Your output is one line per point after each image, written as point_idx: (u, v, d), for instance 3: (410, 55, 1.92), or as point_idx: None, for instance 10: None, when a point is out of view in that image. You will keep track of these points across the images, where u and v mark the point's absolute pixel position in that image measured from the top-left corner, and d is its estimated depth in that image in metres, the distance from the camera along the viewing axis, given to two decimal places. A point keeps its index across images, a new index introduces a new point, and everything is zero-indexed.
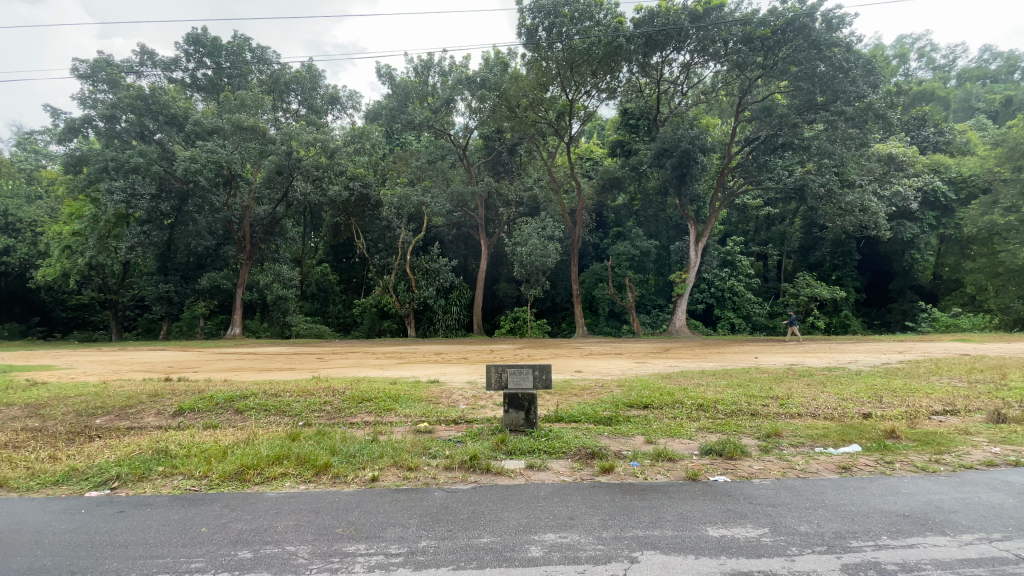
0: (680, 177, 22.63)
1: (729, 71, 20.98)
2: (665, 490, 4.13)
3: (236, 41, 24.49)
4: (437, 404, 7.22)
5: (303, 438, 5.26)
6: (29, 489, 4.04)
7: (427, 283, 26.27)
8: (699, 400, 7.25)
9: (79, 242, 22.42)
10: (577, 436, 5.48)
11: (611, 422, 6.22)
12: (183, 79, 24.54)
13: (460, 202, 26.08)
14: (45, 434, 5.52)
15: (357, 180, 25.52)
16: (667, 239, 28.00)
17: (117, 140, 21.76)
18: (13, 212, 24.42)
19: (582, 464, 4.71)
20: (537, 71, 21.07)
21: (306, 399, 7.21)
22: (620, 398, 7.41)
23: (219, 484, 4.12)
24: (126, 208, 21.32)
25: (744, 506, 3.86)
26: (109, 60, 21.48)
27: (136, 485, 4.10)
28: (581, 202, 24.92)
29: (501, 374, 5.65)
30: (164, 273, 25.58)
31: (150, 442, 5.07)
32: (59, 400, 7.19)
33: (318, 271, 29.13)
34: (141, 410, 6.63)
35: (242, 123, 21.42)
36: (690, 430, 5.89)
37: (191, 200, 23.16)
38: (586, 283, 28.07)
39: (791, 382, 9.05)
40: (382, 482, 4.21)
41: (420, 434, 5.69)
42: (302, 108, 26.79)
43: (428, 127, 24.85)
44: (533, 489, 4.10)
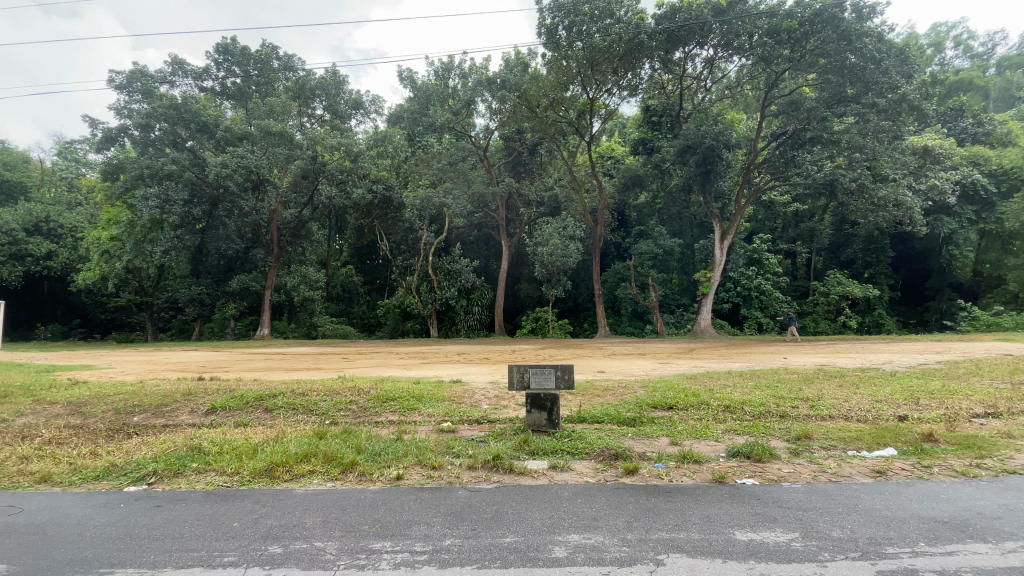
0: (704, 174, 22.22)
1: (754, 65, 20.61)
2: (691, 493, 4.07)
3: (264, 49, 25.11)
4: (460, 403, 7.27)
5: (330, 437, 5.35)
6: (72, 483, 4.23)
7: (449, 284, 26.41)
8: (725, 401, 7.10)
9: (117, 247, 23.28)
10: (601, 437, 5.44)
11: (635, 422, 6.16)
12: (213, 87, 25.23)
13: (482, 202, 26.29)
14: (87, 431, 5.78)
15: (380, 183, 25.96)
16: (691, 237, 27.43)
17: (151, 147, 22.55)
18: (55, 218, 25.46)
19: (605, 465, 4.67)
20: (557, 70, 20.98)
21: (332, 399, 7.31)
22: (644, 399, 7.32)
23: (250, 480, 4.24)
24: (161, 214, 22.08)
25: (774, 510, 3.76)
26: (143, 71, 22.29)
27: (172, 481, 4.25)
28: (602, 200, 24.72)
29: (524, 374, 5.67)
30: (196, 276, 26.28)
31: (184, 439, 5.26)
32: (97, 399, 7.46)
33: (343, 273, 29.81)
34: (176, 408, 6.86)
35: (270, 128, 22.21)
36: (717, 432, 5.79)
37: (222, 204, 23.82)
38: (608, 282, 27.86)
39: (822, 383, 8.82)
40: (406, 480, 4.27)
41: (444, 433, 5.74)
42: (327, 114, 27.25)
43: (449, 130, 25.17)
44: (557, 490, 4.09)
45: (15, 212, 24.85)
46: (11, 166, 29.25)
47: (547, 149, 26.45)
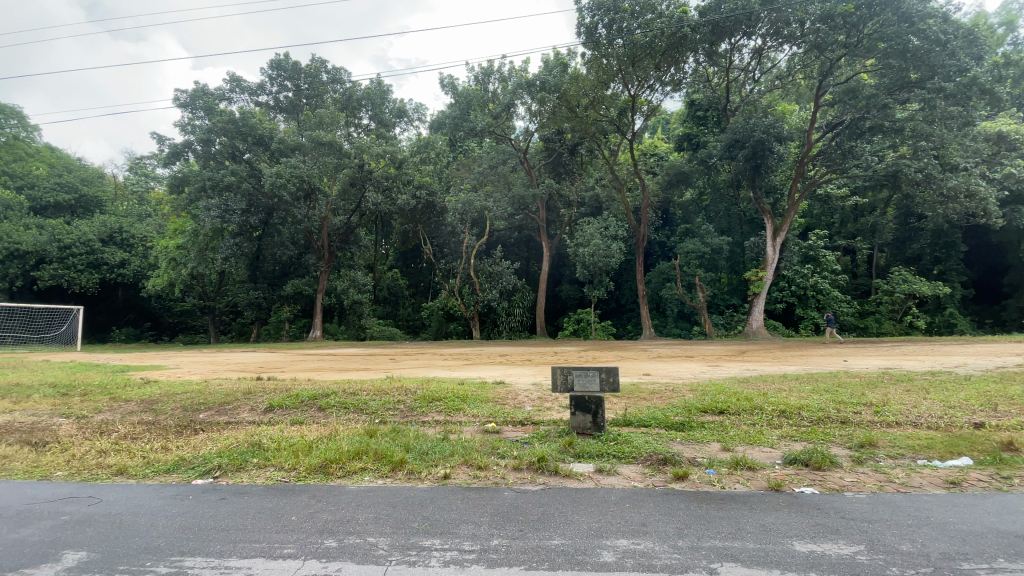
0: (754, 168, 21.27)
1: (806, 53, 19.75)
2: (745, 501, 3.91)
3: (314, 63, 26.22)
4: (503, 404, 7.32)
5: (379, 435, 5.51)
6: (146, 475, 4.55)
7: (491, 286, 26.55)
8: (781, 406, 6.77)
9: (183, 255, 24.85)
10: (648, 441, 5.31)
11: (684, 427, 5.98)
12: (267, 102, 26.59)
13: (523, 205, 26.44)
14: (158, 427, 6.20)
15: (424, 188, 26.64)
16: (740, 235, 26.33)
17: (212, 161, 23.80)
18: (127, 229, 27.43)
19: (653, 470, 4.56)
20: (598, 69, 20.75)
21: (380, 399, 7.53)
22: (693, 403, 7.09)
23: (306, 476, 4.42)
24: (222, 223, 23.42)
25: (835, 521, 3.56)
26: (205, 89, 23.76)
27: (235, 475, 4.50)
28: (645, 199, 24.18)
29: (567, 376, 5.62)
30: (254, 281, 27.65)
31: (245, 436, 5.55)
32: (168, 397, 8.01)
33: (389, 276, 30.59)
34: (237, 406, 7.24)
35: (320, 139, 23.14)
36: (772, 438, 5.54)
37: (277, 212, 25.04)
38: (653, 282, 27.23)
39: (887, 387, 8.26)
40: (454, 479, 4.33)
41: (488, 434, 5.78)
42: (372, 123, 28.19)
43: (490, 133, 25.63)
44: (604, 494, 4.03)
45: (93, 225, 26.98)
46: (89, 181, 31.78)
47: (588, 149, 26.23)
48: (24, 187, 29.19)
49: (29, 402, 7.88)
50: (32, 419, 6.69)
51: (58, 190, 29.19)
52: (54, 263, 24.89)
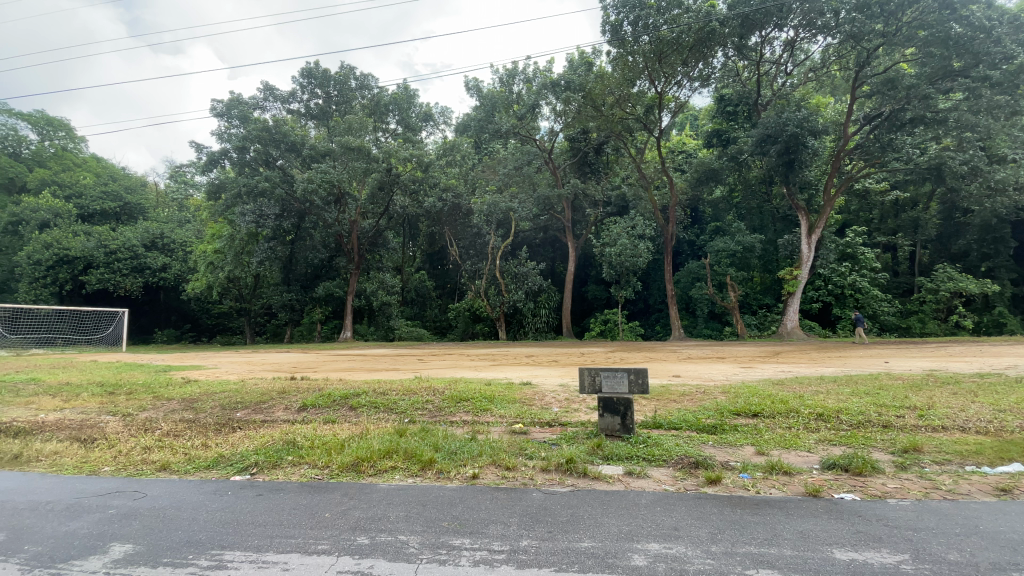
0: (788, 164, 20.64)
1: (842, 44, 19.18)
2: (781, 506, 3.79)
3: (343, 70, 26.83)
4: (531, 405, 7.32)
5: (409, 434, 5.59)
6: (188, 471, 4.73)
7: (517, 287, 26.60)
8: (818, 409, 6.54)
9: (220, 259, 25.73)
10: (679, 444, 5.21)
11: (716, 430, 5.85)
12: (299, 110, 27.31)
13: (548, 205, 26.43)
14: (199, 424, 6.45)
15: (449, 191, 26.93)
16: (773, 233, 25.58)
17: (247, 167, 24.56)
18: (168, 234, 28.60)
19: (685, 473, 4.47)
20: (623, 66, 20.64)
21: (409, 398, 7.63)
22: (726, 405, 6.92)
23: (338, 474, 4.52)
24: (257, 227, 24.17)
25: (878, 528, 3.42)
26: (240, 99, 24.56)
27: (271, 472, 4.64)
28: (673, 197, 23.76)
29: (595, 378, 5.62)
30: (287, 284, 28.46)
31: (280, 434, 5.70)
32: (208, 396, 8.31)
33: (417, 278, 30.96)
34: (272, 405, 7.46)
35: (350, 144, 23.61)
36: (809, 442, 5.35)
37: (308, 217, 25.68)
38: (682, 282, 26.72)
39: (932, 390, 7.87)
40: (482, 479, 4.35)
41: (516, 435, 5.78)
42: (399, 128, 28.63)
43: (515, 135, 25.63)
44: (634, 497, 3.98)
45: (137, 231, 28.24)
46: (133, 190, 33.30)
47: (613, 148, 26.00)
48: (73, 196, 30.78)
49: (78, 400, 8.29)
50: (82, 416, 7.05)
51: (104, 198, 30.65)
52: (101, 268, 26.16)
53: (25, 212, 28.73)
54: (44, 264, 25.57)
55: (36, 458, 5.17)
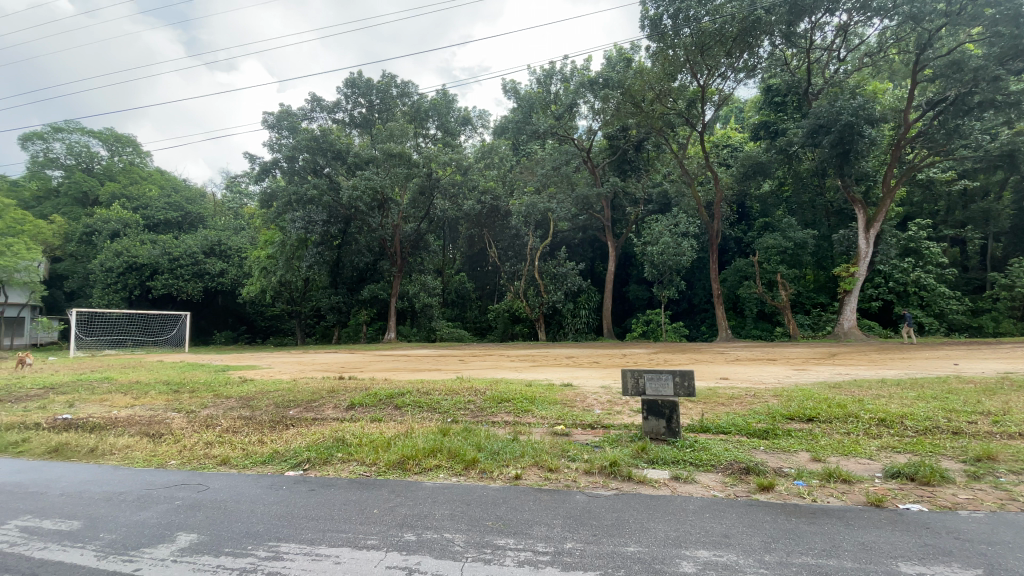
0: (842, 155, 19.56)
1: (900, 25, 18.12)
2: (840, 516, 3.59)
3: (384, 79, 27.52)
4: (572, 407, 7.26)
5: (452, 434, 5.66)
6: (246, 466, 4.98)
7: (556, 288, 26.57)
8: (879, 414, 6.16)
9: (272, 264, 26.95)
10: (728, 449, 5.04)
11: (768, 435, 5.61)
12: (344, 119, 28.21)
13: (587, 204, 26.21)
14: (255, 421, 6.77)
15: (488, 194, 27.19)
16: (827, 227, 24.31)
17: (297, 176, 25.45)
18: (224, 241, 30.24)
19: (735, 480, 4.31)
20: (663, 61, 20.21)
21: (452, 398, 7.75)
22: (778, 409, 6.61)
23: (385, 471, 4.65)
24: (306, 233, 25.19)
25: (948, 541, 3.18)
26: (288, 111, 25.61)
27: (323, 468, 4.82)
28: (718, 193, 22.96)
29: (638, 380, 5.49)
30: (335, 287, 29.47)
31: (330, 432, 5.91)
32: (263, 394, 8.73)
33: (457, 280, 31.32)
34: (323, 404, 7.75)
35: (392, 151, 24.23)
36: (870, 449, 5.05)
37: (353, 222, 26.56)
38: (728, 281, 25.80)
39: (1009, 394, 7.26)
40: (525, 480, 4.35)
41: (558, 436, 5.75)
42: (439, 132, 29.13)
43: (553, 135, 25.51)
44: (681, 502, 3.87)
45: (196, 239, 29.98)
46: (193, 200, 35.40)
47: (654, 145, 25.44)
48: (140, 208, 33.03)
49: (147, 398, 8.87)
50: (151, 413, 7.57)
51: (167, 209, 32.77)
52: (166, 274, 28.03)
53: (98, 223, 31.06)
54: (115, 271, 27.57)
55: (111, 451, 5.58)
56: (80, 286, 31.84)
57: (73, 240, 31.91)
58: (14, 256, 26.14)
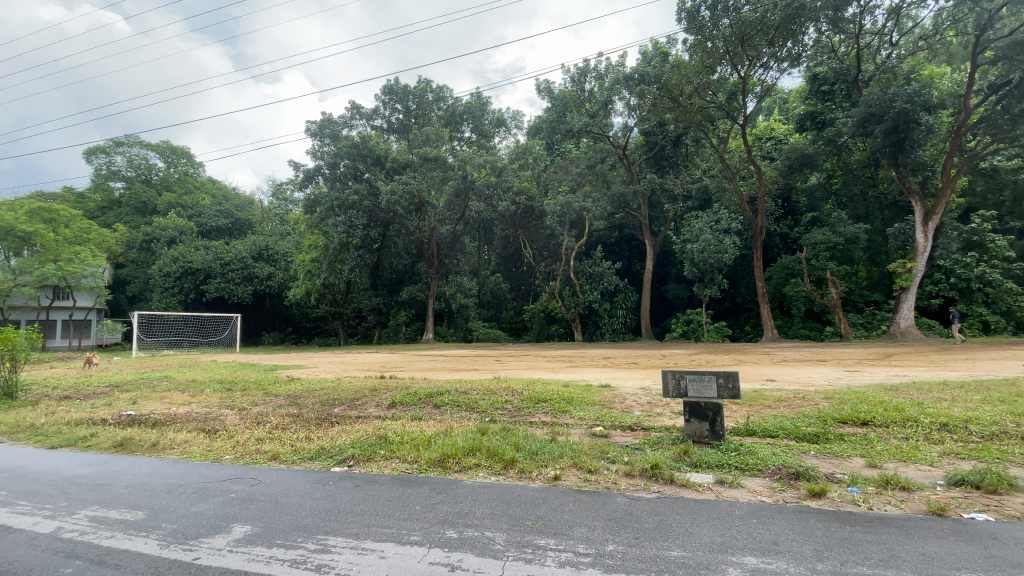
0: (897, 144, 18.49)
1: (959, 5, 17.04)
2: (898, 525, 3.40)
3: (421, 85, 28.05)
4: (611, 408, 7.15)
5: (490, 433, 5.70)
6: (295, 461, 5.19)
7: (592, 288, 26.38)
8: (940, 418, 5.79)
9: (316, 267, 27.87)
10: (776, 453, 4.86)
11: (818, 439, 5.37)
12: (382, 125, 28.89)
13: (623, 202, 25.86)
14: (302, 419, 7.04)
15: (523, 194, 27.28)
16: (881, 221, 23.01)
17: (338, 182, 25.81)
18: (271, 246, 31.57)
19: (783, 485, 4.15)
20: (702, 53, 19.71)
21: (489, 398, 7.81)
22: (829, 413, 6.31)
23: (426, 468, 4.74)
24: (348, 237, 25.97)
25: (1019, 554, 2.95)
26: (329, 119, 26.44)
27: (367, 465, 4.95)
28: (761, 187, 22.12)
29: (680, 381, 5.36)
30: (375, 289, 30.21)
31: (372, 429, 6.06)
32: (309, 393, 9.06)
33: (492, 281, 31.57)
34: (365, 402, 7.98)
35: (427, 154, 24.69)
36: (931, 455, 4.75)
37: (392, 225, 27.14)
38: (774, 279, 24.81)
39: None
40: (564, 481, 4.34)
41: (597, 438, 5.70)
42: (473, 135, 29.38)
43: (587, 134, 25.24)
44: (726, 507, 3.76)
45: (246, 244, 31.40)
46: (241, 208, 37.07)
47: (693, 139, 24.84)
48: (193, 215, 34.91)
49: (203, 395, 9.37)
50: (207, 410, 7.99)
51: (219, 216, 34.50)
52: (219, 278, 29.52)
53: (156, 230, 32.98)
54: (173, 276, 29.27)
55: (171, 446, 5.93)
56: (141, 290, 33.96)
57: (134, 247, 34.04)
58: (81, 263, 28.11)
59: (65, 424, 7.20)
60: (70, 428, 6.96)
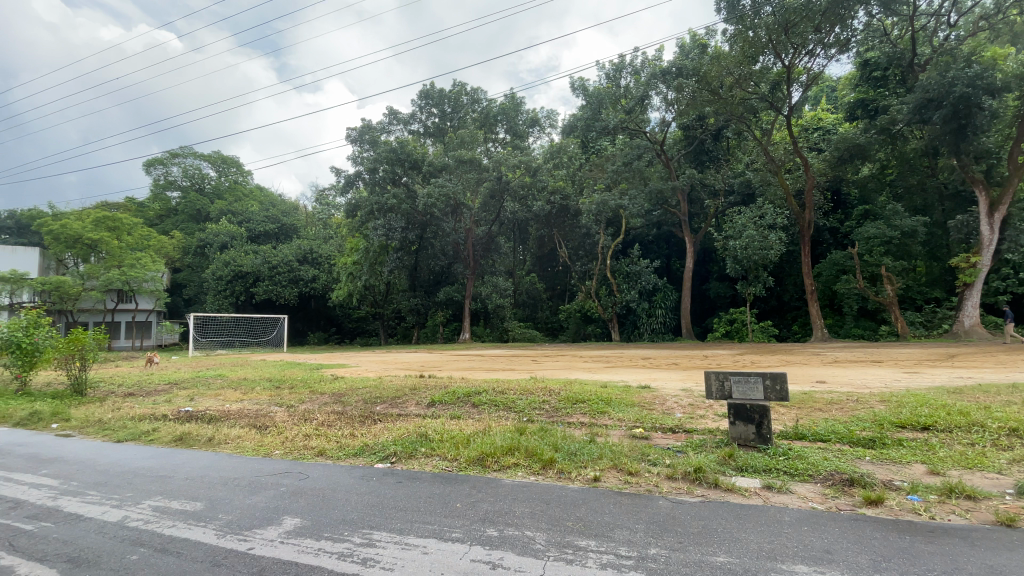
0: (958, 130, 17.30)
1: None
2: (963, 535, 3.18)
3: (456, 88, 28.44)
4: (650, 410, 7.02)
5: (529, 433, 5.71)
6: (340, 457, 5.36)
7: (629, 287, 26.04)
8: (1012, 423, 5.37)
9: (357, 270, 28.69)
10: (828, 458, 4.65)
11: (874, 444, 5.10)
12: (419, 129, 29.42)
13: (661, 199, 25.34)
14: (346, 416, 7.26)
15: (557, 194, 27.20)
16: (941, 213, 21.57)
17: (377, 186, 26.55)
18: (315, 250, 32.74)
19: (836, 491, 3.96)
20: (743, 43, 19.05)
21: (527, 397, 7.83)
22: (885, 416, 5.97)
23: (466, 467, 4.80)
24: (387, 240, 26.56)
25: None
26: (368, 125, 27.15)
27: (408, 462, 5.06)
28: (808, 180, 21.15)
29: (724, 383, 5.25)
30: (413, 289, 30.85)
31: (414, 427, 6.19)
32: (352, 391, 9.35)
33: (528, 281, 31.71)
34: (405, 400, 8.15)
35: (462, 156, 24.99)
36: (1001, 463, 4.41)
37: (429, 228, 27.63)
38: (823, 275, 23.47)
39: None
40: (604, 482, 4.29)
41: (637, 439, 5.61)
42: (508, 136, 29.46)
43: (623, 130, 24.80)
44: (775, 512, 3.63)
45: (291, 248, 32.68)
46: (287, 213, 38.63)
47: (734, 132, 24.09)
48: (243, 221, 36.62)
49: (254, 393, 9.81)
50: (257, 406, 8.37)
51: (266, 221, 36.09)
52: (267, 281, 30.87)
53: (209, 236, 34.81)
54: (225, 279, 30.81)
55: (225, 441, 6.25)
56: (196, 293, 35.90)
57: (189, 252, 36.01)
58: (142, 268, 29.83)
59: (129, 419, 7.70)
60: (133, 423, 7.44)
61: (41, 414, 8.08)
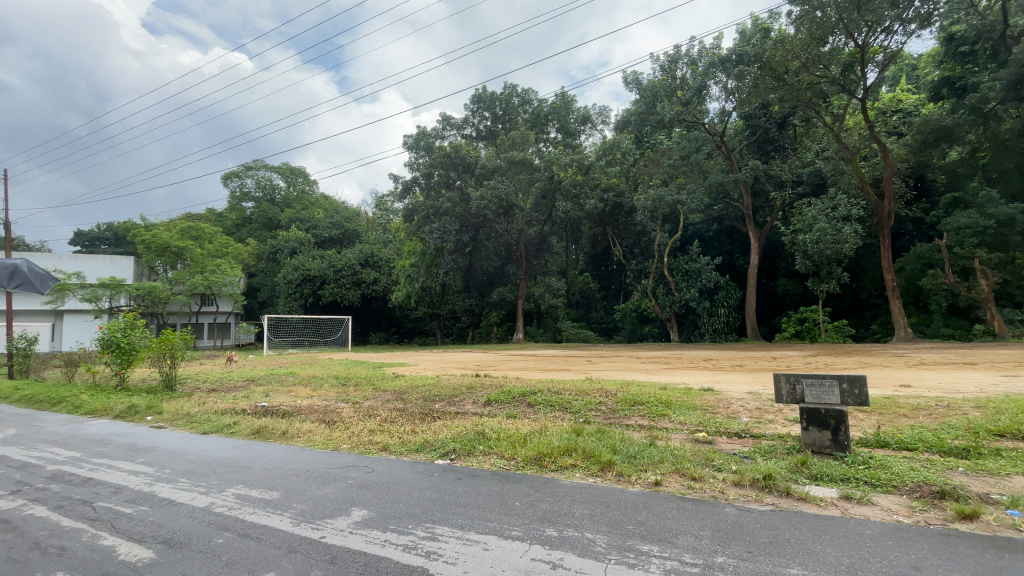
0: None
1: None
2: None
3: (507, 90, 28.63)
4: (714, 414, 6.72)
5: (586, 434, 5.67)
6: (403, 452, 5.56)
7: (688, 285, 25.16)
8: None
9: (415, 272, 29.58)
10: (915, 468, 4.28)
11: (968, 454, 4.63)
12: (472, 133, 29.85)
13: (721, 192, 24.27)
14: (406, 413, 7.50)
15: (611, 191, 26.84)
16: None
17: (432, 191, 27.27)
18: (376, 254, 34.09)
19: (925, 504, 3.64)
20: (810, 24, 17.88)
21: (583, 398, 7.75)
22: (983, 424, 5.39)
23: (523, 466, 4.84)
24: (442, 243, 27.11)
25: None
26: (423, 131, 27.86)
27: (467, 459, 5.17)
28: (887, 167, 19.54)
29: (795, 386, 4.97)
30: (468, 290, 31.44)
31: (471, 425, 6.31)
32: (412, 389, 9.65)
33: (581, 280, 31.53)
34: (463, 399, 8.31)
35: (514, 158, 25.04)
36: None
37: (482, 229, 28.02)
38: (905, 270, 21.59)
39: None
40: (666, 487, 4.18)
41: (699, 444, 5.40)
42: (559, 135, 29.27)
43: (680, 123, 23.97)
44: (855, 525, 3.39)
45: (353, 253, 34.22)
46: (349, 219, 40.51)
47: (801, 119, 22.69)
48: (309, 228, 38.76)
49: (322, 390, 10.35)
50: (325, 403, 8.83)
51: (331, 227, 38.06)
52: (332, 283, 32.49)
53: (281, 243, 37.21)
54: (294, 283, 32.74)
55: (297, 435, 6.64)
56: (269, 296, 38.38)
57: (262, 259, 38.57)
58: (222, 274, 31.90)
59: (213, 413, 8.37)
60: (217, 417, 8.08)
61: (137, 407, 8.94)
